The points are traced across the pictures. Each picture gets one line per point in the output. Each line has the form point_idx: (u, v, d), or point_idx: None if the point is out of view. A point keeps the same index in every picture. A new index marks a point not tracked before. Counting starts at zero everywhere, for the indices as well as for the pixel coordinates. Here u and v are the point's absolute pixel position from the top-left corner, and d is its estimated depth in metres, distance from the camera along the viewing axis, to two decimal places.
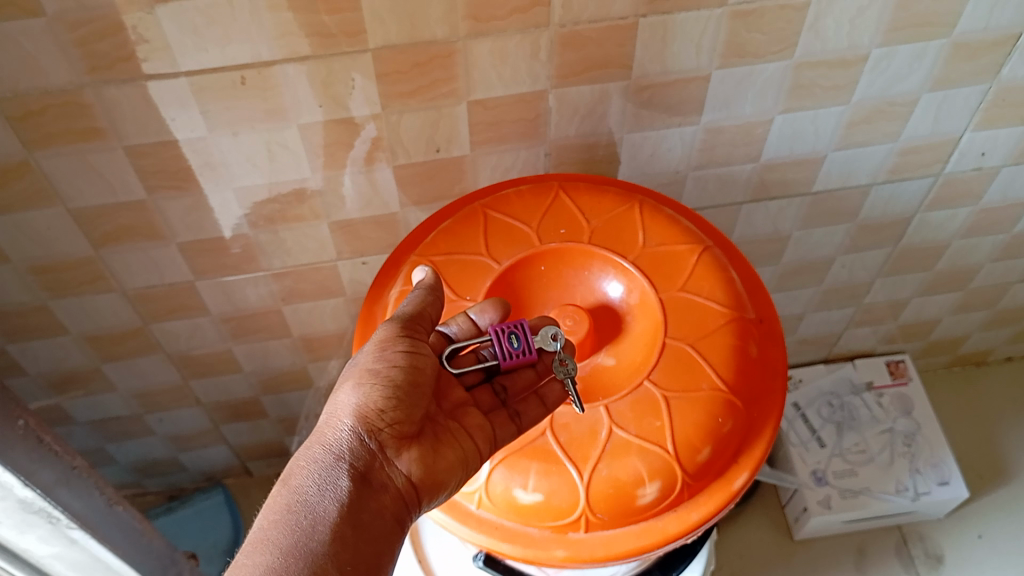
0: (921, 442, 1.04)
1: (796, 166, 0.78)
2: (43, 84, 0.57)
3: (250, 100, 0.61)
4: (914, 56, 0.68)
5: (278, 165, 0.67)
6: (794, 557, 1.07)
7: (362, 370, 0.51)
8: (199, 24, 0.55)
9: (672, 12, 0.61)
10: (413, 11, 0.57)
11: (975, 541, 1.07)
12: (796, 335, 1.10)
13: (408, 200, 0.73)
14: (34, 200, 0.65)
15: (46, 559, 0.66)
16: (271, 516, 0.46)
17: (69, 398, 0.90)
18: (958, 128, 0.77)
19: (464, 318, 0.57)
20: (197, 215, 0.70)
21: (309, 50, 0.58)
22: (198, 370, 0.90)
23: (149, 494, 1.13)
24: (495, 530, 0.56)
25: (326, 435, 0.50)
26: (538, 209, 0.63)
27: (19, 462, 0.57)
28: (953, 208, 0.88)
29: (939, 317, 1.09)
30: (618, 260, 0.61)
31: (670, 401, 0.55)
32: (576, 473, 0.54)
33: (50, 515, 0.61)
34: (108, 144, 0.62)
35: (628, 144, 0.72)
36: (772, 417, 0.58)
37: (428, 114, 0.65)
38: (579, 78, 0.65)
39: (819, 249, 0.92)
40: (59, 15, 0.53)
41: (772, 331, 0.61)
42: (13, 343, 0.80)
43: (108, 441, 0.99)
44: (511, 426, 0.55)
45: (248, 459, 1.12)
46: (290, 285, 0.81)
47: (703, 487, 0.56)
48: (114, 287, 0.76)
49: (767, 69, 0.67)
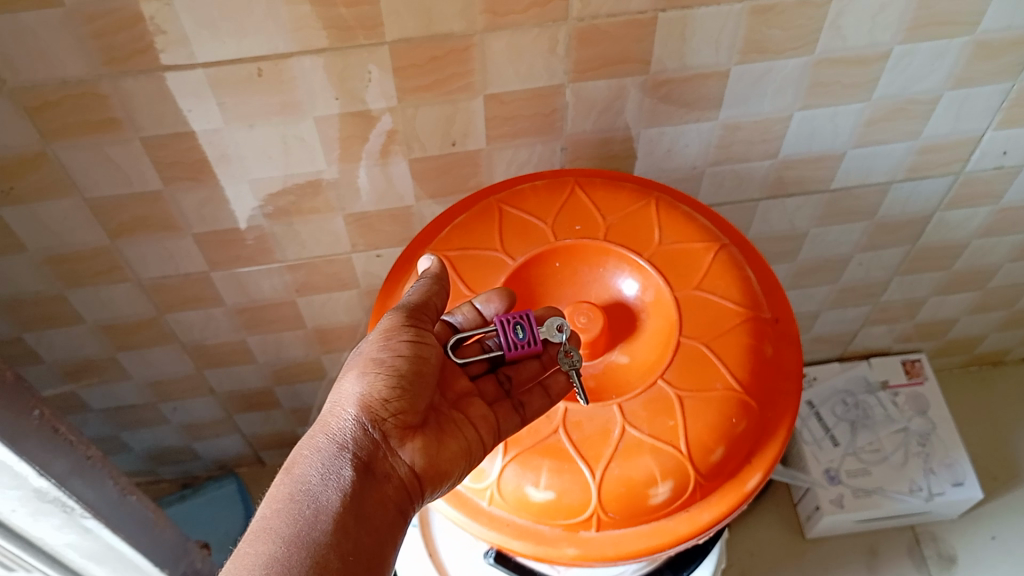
0: (936, 442, 1.03)
1: (814, 163, 0.77)
2: (60, 75, 0.57)
3: (266, 93, 0.61)
4: (936, 53, 0.67)
5: (293, 157, 0.67)
6: (805, 555, 1.07)
7: (366, 360, 0.51)
8: (216, 17, 0.55)
9: (690, 8, 0.60)
10: (429, 5, 0.56)
11: (988, 542, 1.07)
12: (811, 333, 1.09)
13: (422, 194, 0.73)
14: (50, 191, 0.66)
15: (61, 547, 0.67)
16: (274, 505, 0.47)
17: (84, 386, 0.91)
18: (979, 127, 0.76)
19: (469, 308, 0.56)
20: (212, 207, 0.70)
21: (326, 43, 0.58)
22: (212, 360, 0.91)
23: (162, 482, 1.15)
24: (506, 527, 0.56)
25: (330, 424, 0.50)
26: (553, 205, 0.63)
27: (34, 452, 0.57)
28: (971, 208, 0.87)
29: (955, 316, 1.08)
30: (633, 258, 0.61)
31: (684, 400, 0.55)
32: (589, 471, 0.54)
33: (65, 504, 0.62)
34: (124, 135, 0.62)
35: (644, 139, 0.72)
36: (786, 418, 0.58)
37: (444, 108, 0.65)
38: (595, 74, 0.65)
39: (835, 247, 0.91)
40: (76, 7, 0.53)
41: (787, 331, 0.61)
42: (30, 331, 0.81)
43: (123, 429, 1.00)
44: (515, 417, 0.55)
45: (260, 448, 1.13)
46: (303, 278, 0.81)
47: (715, 487, 0.56)
48: (129, 277, 0.77)
49: (786, 65, 0.66)
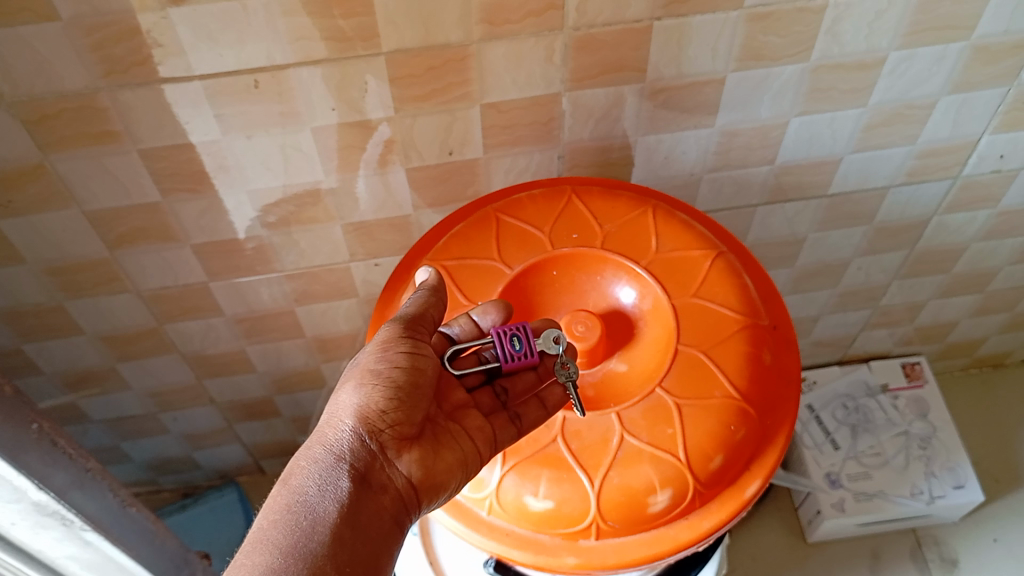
0: (937, 445, 1.03)
1: (813, 168, 0.77)
2: (59, 88, 0.57)
3: (264, 104, 0.61)
4: (934, 58, 0.67)
5: (292, 167, 0.67)
6: (807, 560, 1.07)
7: (364, 371, 0.51)
8: (214, 30, 0.55)
9: (687, 16, 0.60)
10: (428, 16, 0.57)
11: (990, 544, 1.06)
12: (811, 337, 1.09)
13: (421, 202, 0.73)
14: (49, 203, 0.66)
15: (61, 559, 0.67)
16: (271, 515, 0.47)
17: (85, 396, 0.91)
18: (977, 131, 0.76)
19: (466, 320, 0.56)
20: (211, 217, 0.70)
21: (324, 54, 0.58)
22: (212, 369, 0.91)
23: (163, 491, 1.14)
24: (506, 537, 0.56)
25: (327, 435, 0.50)
26: (550, 214, 0.63)
27: (33, 466, 0.57)
28: (972, 211, 0.87)
29: (956, 319, 1.08)
30: (630, 265, 0.61)
31: (683, 408, 0.55)
32: (588, 480, 0.54)
33: (64, 517, 0.62)
34: (123, 147, 0.62)
35: (642, 147, 0.72)
36: (786, 424, 0.58)
37: (442, 117, 0.65)
38: (593, 82, 0.65)
39: (835, 251, 0.91)
40: (75, 20, 0.53)
41: (786, 338, 0.61)
42: (30, 342, 0.81)
43: (123, 439, 1.00)
44: (511, 428, 0.55)
45: (261, 456, 1.13)
46: (303, 286, 0.81)
47: (715, 495, 0.56)
48: (128, 288, 0.77)
49: (784, 71, 0.66)
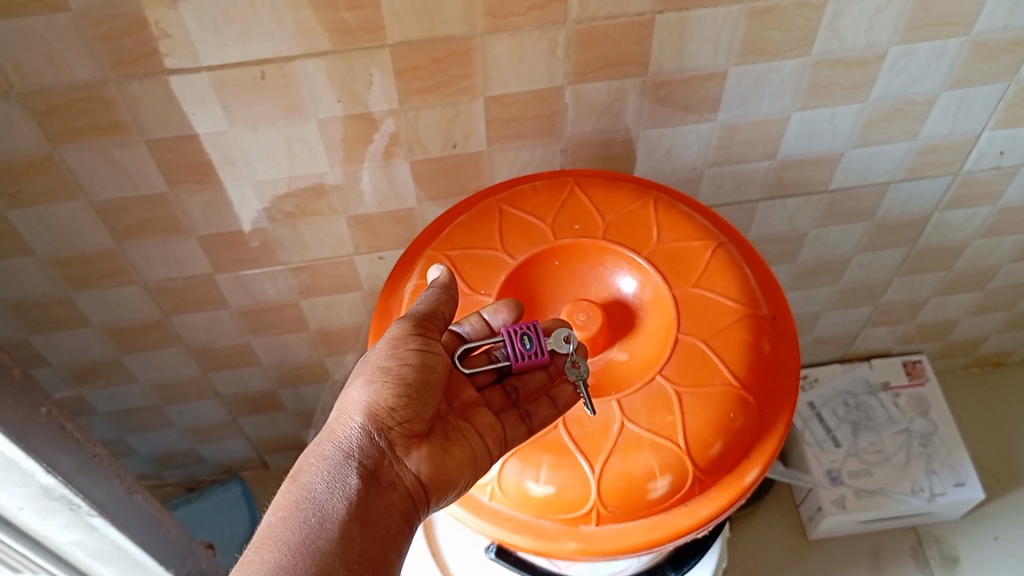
0: (937, 442, 1.03)
1: (813, 164, 0.78)
2: (69, 79, 0.58)
3: (270, 95, 0.62)
4: (933, 54, 0.68)
5: (297, 160, 0.68)
6: (807, 557, 1.07)
7: (373, 368, 0.52)
8: (221, 22, 0.56)
9: (688, 10, 0.61)
10: (431, 10, 0.58)
11: (991, 543, 1.06)
12: (812, 334, 1.10)
13: (424, 196, 0.74)
14: (57, 194, 0.67)
15: (67, 545, 0.68)
16: (279, 513, 0.47)
17: (90, 389, 0.92)
18: (977, 128, 0.77)
19: (477, 318, 0.57)
20: (218, 209, 0.71)
21: (329, 46, 0.59)
22: (217, 363, 0.92)
23: (167, 485, 1.15)
24: (507, 522, 0.57)
25: (337, 432, 0.51)
26: (553, 205, 0.63)
27: (41, 450, 0.58)
28: (972, 208, 0.87)
29: (957, 317, 1.08)
30: (631, 255, 0.61)
31: (683, 396, 0.56)
32: (588, 466, 0.55)
33: (72, 502, 0.63)
34: (131, 138, 0.63)
35: (644, 141, 0.73)
36: (784, 412, 0.58)
37: (446, 111, 0.66)
38: (596, 75, 0.66)
39: (835, 248, 0.91)
40: (84, 11, 0.54)
41: (785, 329, 0.61)
42: (37, 333, 0.82)
43: (129, 432, 1.01)
44: (522, 426, 0.56)
45: (265, 451, 1.13)
46: (308, 280, 0.82)
47: (714, 481, 0.56)
48: (134, 280, 0.78)
49: (785, 67, 0.67)
